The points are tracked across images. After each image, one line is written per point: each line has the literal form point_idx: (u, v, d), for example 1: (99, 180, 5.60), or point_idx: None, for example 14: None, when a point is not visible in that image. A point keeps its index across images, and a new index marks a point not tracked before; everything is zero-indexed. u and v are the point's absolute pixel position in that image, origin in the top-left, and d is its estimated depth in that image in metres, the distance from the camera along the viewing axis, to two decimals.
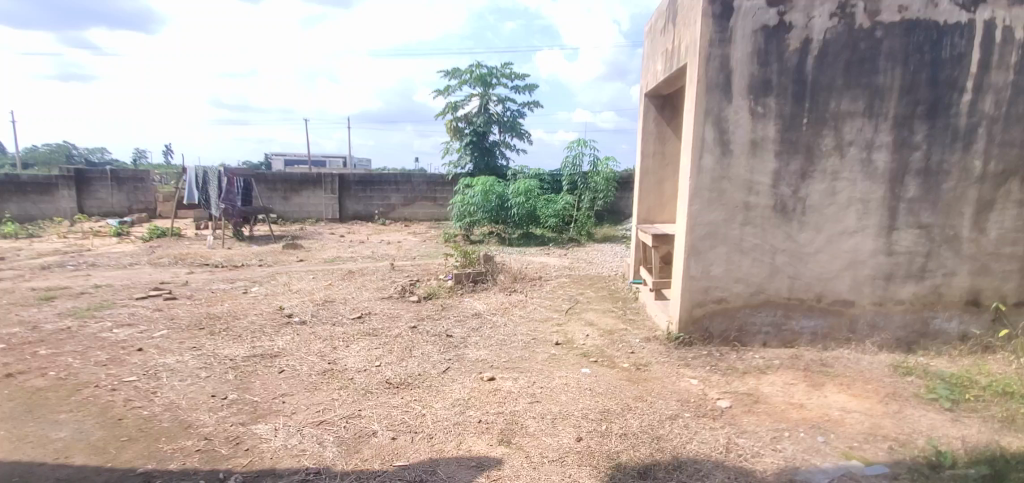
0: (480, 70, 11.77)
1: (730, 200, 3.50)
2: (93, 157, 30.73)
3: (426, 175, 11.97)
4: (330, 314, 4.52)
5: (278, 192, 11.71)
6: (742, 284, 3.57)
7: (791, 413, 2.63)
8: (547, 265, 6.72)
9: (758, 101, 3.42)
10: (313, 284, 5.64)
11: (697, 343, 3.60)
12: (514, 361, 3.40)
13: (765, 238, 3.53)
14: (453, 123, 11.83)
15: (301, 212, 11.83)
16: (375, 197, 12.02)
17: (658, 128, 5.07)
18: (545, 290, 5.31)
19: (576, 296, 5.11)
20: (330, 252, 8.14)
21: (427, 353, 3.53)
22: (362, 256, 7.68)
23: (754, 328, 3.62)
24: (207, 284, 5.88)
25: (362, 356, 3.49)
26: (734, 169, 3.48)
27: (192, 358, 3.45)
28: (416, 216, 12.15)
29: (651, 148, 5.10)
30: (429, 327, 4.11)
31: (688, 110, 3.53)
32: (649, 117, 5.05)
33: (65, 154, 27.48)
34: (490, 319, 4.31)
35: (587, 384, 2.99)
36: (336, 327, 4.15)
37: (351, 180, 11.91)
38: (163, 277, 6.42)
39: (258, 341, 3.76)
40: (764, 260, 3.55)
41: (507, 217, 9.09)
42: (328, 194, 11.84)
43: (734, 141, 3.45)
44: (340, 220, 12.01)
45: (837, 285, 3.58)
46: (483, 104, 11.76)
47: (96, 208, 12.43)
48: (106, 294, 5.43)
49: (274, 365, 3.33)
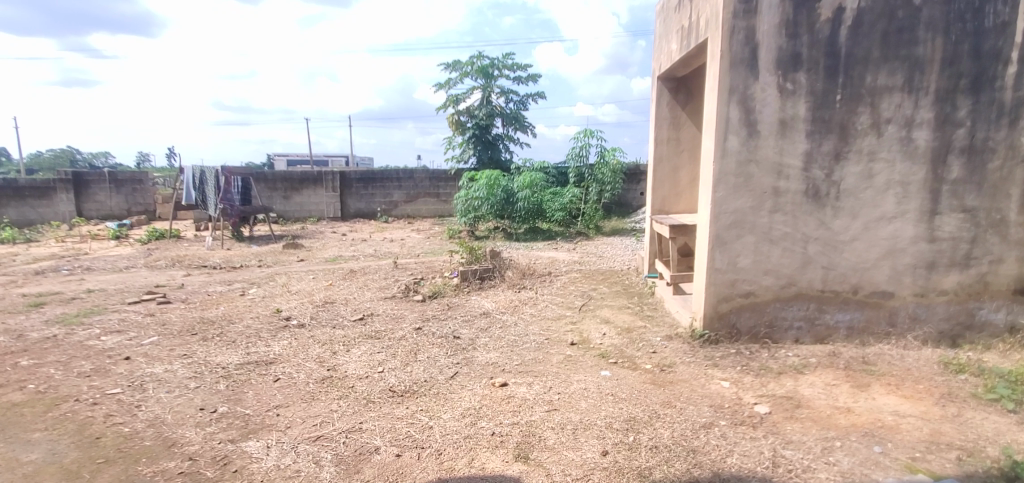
0: (481, 62, 11.50)
1: (758, 186, 3.22)
2: (96, 162, 30.72)
3: (428, 171, 11.71)
4: (330, 315, 4.28)
5: (279, 191, 11.48)
6: (772, 276, 3.30)
7: (839, 419, 2.37)
8: (556, 260, 6.45)
9: (788, 76, 3.14)
10: (313, 284, 5.41)
11: (724, 340, 3.33)
12: (527, 364, 3.16)
13: (796, 226, 3.25)
14: (454, 117, 11.56)
15: (302, 212, 11.61)
16: (377, 194, 11.78)
17: (672, 113, 4.80)
18: (556, 286, 5.06)
19: (589, 292, 4.85)
20: (331, 251, 7.91)
21: (434, 357, 3.28)
22: (364, 254, 7.44)
23: (785, 323, 3.35)
24: (204, 287, 5.66)
25: (364, 361, 3.25)
26: (762, 151, 3.19)
27: (182, 367, 3.22)
28: (419, 213, 11.89)
29: (664, 134, 4.83)
30: (434, 328, 3.86)
31: (710, 89, 3.24)
32: (662, 101, 4.79)
33: (70, 159, 27.44)
34: (499, 318, 4.05)
35: (608, 388, 2.74)
36: (336, 330, 3.91)
37: (352, 177, 11.68)
38: (158, 280, 6.20)
39: (253, 347, 3.53)
40: (795, 250, 3.27)
41: (513, 212, 8.84)
42: (329, 192, 11.62)
43: (762, 122, 3.17)
44: (342, 219, 11.78)
45: (874, 275, 3.31)
46: (485, 97, 11.50)
47: (94, 211, 12.25)
48: (98, 299, 5.21)
49: (270, 373, 3.09)
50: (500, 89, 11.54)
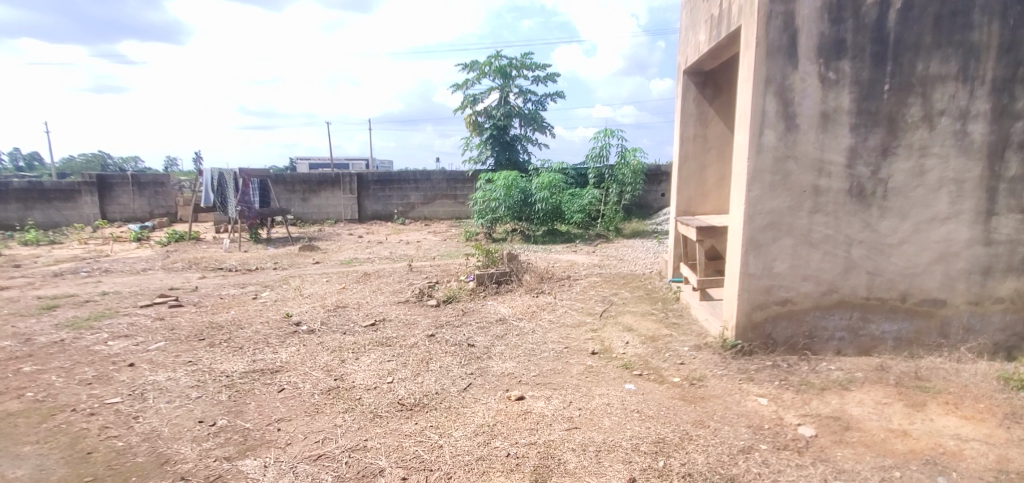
0: (500, 61, 11.35)
1: (796, 184, 2.96)
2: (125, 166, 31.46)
3: (445, 173, 11.58)
4: (341, 321, 4.13)
5: (297, 193, 11.48)
6: (811, 282, 3.04)
7: (895, 443, 2.11)
8: (576, 263, 6.22)
9: (829, 65, 2.88)
10: (325, 288, 5.28)
11: (759, 351, 3.08)
12: (545, 376, 2.95)
13: (839, 228, 2.99)
14: (472, 118, 11.42)
15: (320, 214, 11.58)
16: (394, 196, 11.69)
17: (699, 109, 4.57)
18: (575, 291, 4.84)
19: (610, 297, 4.62)
20: (347, 253, 7.81)
21: (446, 367, 3.10)
22: (380, 257, 7.32)
23: (826, 333, 3.08)
24: (217, 290, 5.58)
25: (373, 370, 3.08)
26: (801, 147, 2.94)
27: (185, 375, 3.11)
28: (436, 215, 11.76)
29: (690, 131, 4.59)
30: (448, 335, 3.68)
31: (744, 80, 3.00)
32: (688, 96, 4.56)
33: (99, 163, 28.12)
34: (516, 325, 3.85)
35: (634, 405, 2.52)
36: (346, 336, 3.76)
37: (370, 179, 11.61)
38: (173, 282, 6.15)
39: (259, 354, 3.39)
40: (837, 254, 3.01)
41: (531, 213, 8.66)
42: (346, 194, 11.57)
43: (801, 114, 2.92)
44: (359, 221, 11.71)
45: (925, 281, 3.02)
46: (503, 97, 11.34)
47: (117, 213, 12.42)
48: (111, 302, 5.16)
49: (274, 382, 2.94)
50: (518, 89, 11.37)
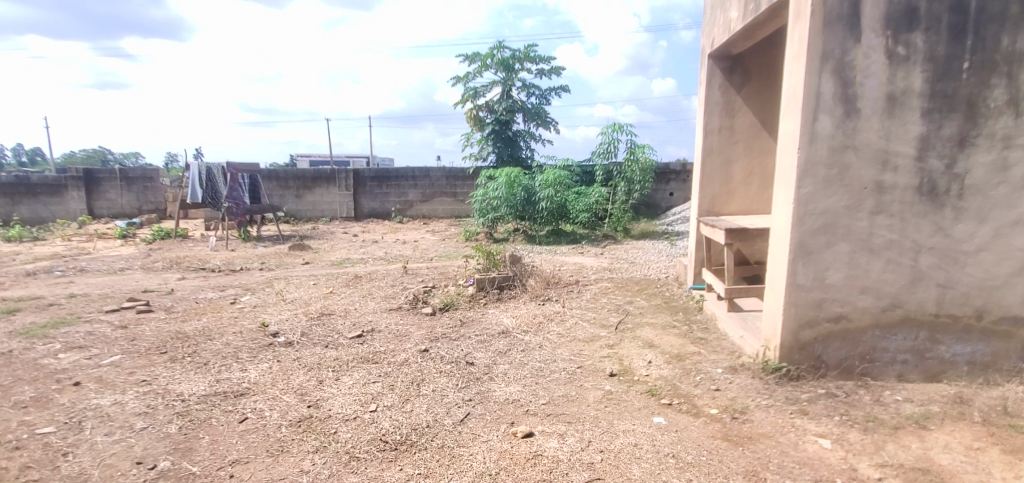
0: (502, 53, 10.88)
1: (855, 179, 2.52)
2: (126, 162, 31.11)
3: (445, 169, 11.11)
4: (324, 331, 3.67)
5: (291, 189, 11.03)
6: (870, 295, 2.59)
7: None
8: (584, 267, 5.76)
9: (898, 39, 2.42)
10: (311, 292, 4.82)
11: (807, 376, 2.64)
12: (557, 404, 2.50)
13: (905, 231, 2.54)
14: (473, 112, 10.96)
15: (315, 211, 11.12)
16: (392, 193, 11.23)
17: (725, 97, 4.12)
18: (586, 298, 4.38)
19: (625, 306, 4.16)
20: (339, 253, 7.34)
21: (440, 391, 2.64)
22: (374, 258, 6.86)
23: (886, 355, 2.63)
24: (194, 292, 5.13)
25: (355, 394, 2.62)
26: (862, 136, 2.49)
27: (134, 398, 2.66)
28: (436, 213, 11.29)
29: (716, 122, 4.14)
30: (443, 350, 3.21)
31: (795, 58, 2.55)
32: (713, 83, 4.11)
33: (99, 158, 27.74)
34: (521, 338, 3.39)
35: (667, 447, 2.07)
36: (327, 350, 3.29)
37: (366, 176, 11.15)
38: (148, 284, 5.70)
39: (225, 372, 2.94)
40: (902, 263, 2.56)
41: (534, 212, 8.18)
42: (342, 191, 11.11)
43: (862, 97, 2.48)
44: (355, 219, 11.25)
45: (1004, 296, 2.57)
46: (506, 90, 10.87)
47: (105, 209, 11.97)
48: (76, 306, 4.71)
49: (236, 409, 2.49)
50: (521, 83, 10.91)
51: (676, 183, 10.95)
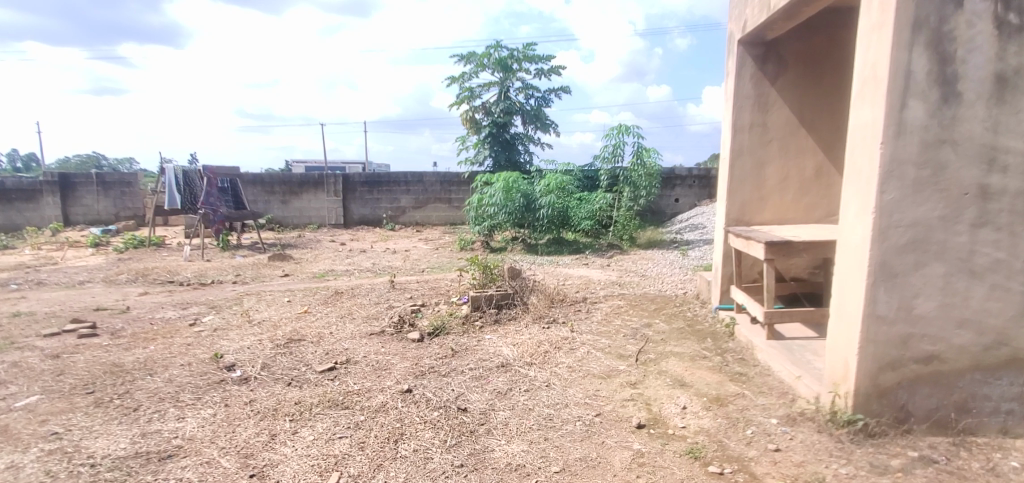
0: (499, 53, 10.37)
1: (953, 183, 1.99)
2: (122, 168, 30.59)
3: (439, 174, 10.56)
4: (290, 364, 3.09)
5: (277, 195, 10.47)
6: (969, 329, 2.06)
7: None
8: (591, 281, 5.19)
9: (1009, 4, 1.90)
10: (283, 311, 4.23)
11: (889, 431, 2.10)
12: (574, 472, 1.93)
13: (1015, 248, 2.00)
14: (469, 114, 10.43)
15: (302, 218, 10.53)
16: (383, 199, 10.65)
17: (757, 90, 3.59)
18: (597, 320, 3.82)
19: (644, 330, 3.59)
20: (322, 264, 6.76)
21: (423, 452, 2.07)
22: (360, 269, 6.27)
23: (988, 405, 2.08)
24: (152, 311, 4.53)
25: (313, 457, 2.04)
26: (962, 128, 1.96)
27: (34, 461, 2.08)
28: (429, 220, 10.72)
29: (746, 119, 3.61)
30: (430, 389, 2.64)
31: (875, 30, 2.03)
32: (743, 73, 3.58)
33: (92, 164, 27.15)
34: (524, 373, 2.82)
35: None
36: (289, 389, 2.71)
37: (356, 181, 10.57)
38: (105, 299, 5.09)
39: (157, 423, 2.36)
40: (1011, 288, 2.02)
41: (534, 219, 7.62)
42: (330, 196, 10.54)
43: (963, 79, 1.95)
44: (345, 226, 10.66)
45: None
46: (503, 92, 10.35)
47: (81, 215, 11.34)
48: (12, 327, 4.11)
49: (158, 480, 1.91)
50: (520, 84, 10.41)
51: (681, 188, 10.47)
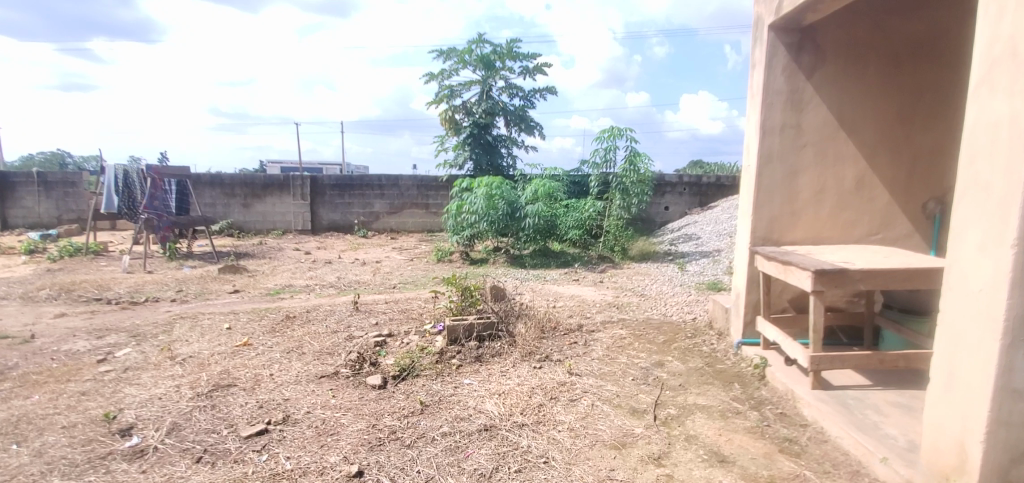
0: (481, 49, 9.72)
1: None
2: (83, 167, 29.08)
3: (415, 177, 9.84)
4: (207, 426, 2.38)
5: (237, 198, 9.71)
6: None
7: None
8: (585, 302, 4.56)
9: None
10: (217, 344, 3.49)
11: None
12: None
13: None
14: (448, 114, 9.76)
15: (264, 223, 9.74)
16: (355, 204, 9.88)
17: (791, 85, 3.02)
18: (598, 357, 3.19)
19: (655, 370, 2.98)
20: (280, 277, 5.99)
21: None
22: (322, 285, 5.53)
23: None
24: (60, 341, 3.75)
25: None
26: None
27: None
28: (405, 226, 9.98)
29: (777, 119, 3.04)
30: (386, 471, 1.97)
31: None
32: (774, 65, 3.01)
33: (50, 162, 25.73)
34: (513, 442, 2.17)
35: None
36: (196, 472, 2.02)
37: (325, 184, 9.79)
38: (9, 323, 4.28)
39: None
40: None
41: (519, 229, 6.98)
42: (297, 200, 9.73)
43: None
44: (312, 233, 9.85)
45: None
46: (485, 91, 9.70)
47: (20, 218, 10.32)
48: None
49: None
50: (503, 83, 9.79)
51: (671, 196, 9.97)
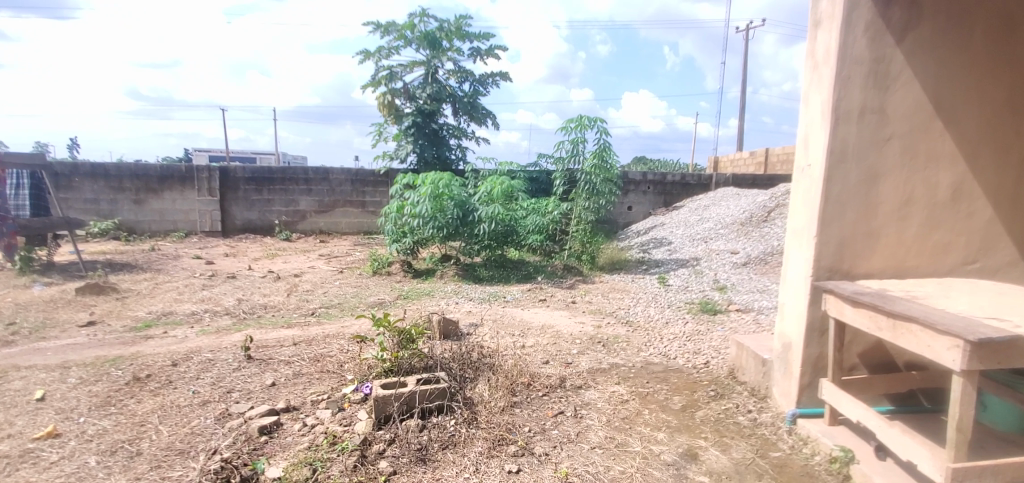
0: (425, 25, 8.47)
1: None
2: None
3: (349, 171, 8.49)
4: None
5: (127, 193, 8.02)
6: None
7: None
8: (561, 338, 3.54)
9: None
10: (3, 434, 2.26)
11: None
12: None
13: None
14: (387, 98, 8.47)
15: (162, 223, 8.12)
16: (276, 201, 8.41)
17: (874, 51, 2.11)
18: (600, 444, 2.17)
19: (690, 469, 1.99)
20: (162, 300, 4.60)
21: None
22: (215, 312, 4.22)
23: None
24: None
25: None
26: None
27: None
28: (336, 228, 8.62)
29: (855, 99, 2.12)
30: None
31: None
32: (855, 21, 2.08)
33: None
34: None
35: None
36: None
37: (239, 176, 8.27)
38: None
39: None
40: None
41: (471, 235, 5.87)
42: (202, 196, 8.15)
43: None
44: (222, 235, 8.30)
45: None
46: (430, 73, 8.48)
47: None
48: None
49: None
50: (450, 65, 8.60)
51: (635, 195, 9.17)
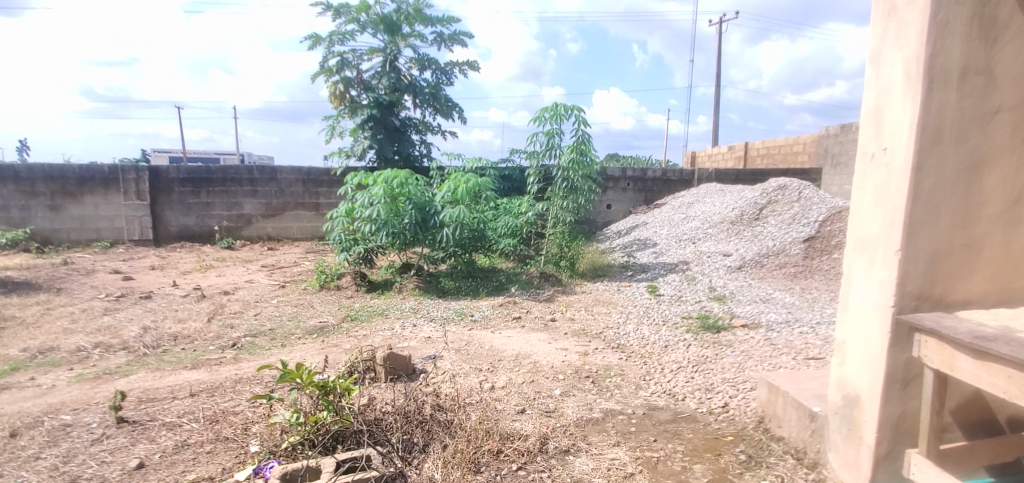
0: (381, 7, 7.66)
1: None
2: None
3: (299, 169, 7.62)
4: None
5: (40, 197, 6.99)
6: None
7: None
8: (540, 372, 2.84)
9: None
10: None
11: None
12: None
13: None
14: (340, 88, 7.64)
15: (83, 231, 7.12)
16: (217, 204, 7.49)
17: None
18: None
19: None
20: (49, 331, 3.72)
21: None
22: (110, 346, 3.39)
23: None
24: None
25: None
26: None
27: None
28: (287, 233, 7.75)
29: (954, 55, 1.48)
30: None
31: None
32: None
33: None
34: None
35: None
36: None
37: (173, 177, 7.31)
38: None
39: None
40: None
41: (434, 241, 5.12)
42: (130, 200, 7.17)
43: None
44: (155, 243, 7.34)
45: None
46: (388, 60, 7.67)
47: None
48: None
49: None
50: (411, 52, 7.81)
51: (614, 192, 8.57)
